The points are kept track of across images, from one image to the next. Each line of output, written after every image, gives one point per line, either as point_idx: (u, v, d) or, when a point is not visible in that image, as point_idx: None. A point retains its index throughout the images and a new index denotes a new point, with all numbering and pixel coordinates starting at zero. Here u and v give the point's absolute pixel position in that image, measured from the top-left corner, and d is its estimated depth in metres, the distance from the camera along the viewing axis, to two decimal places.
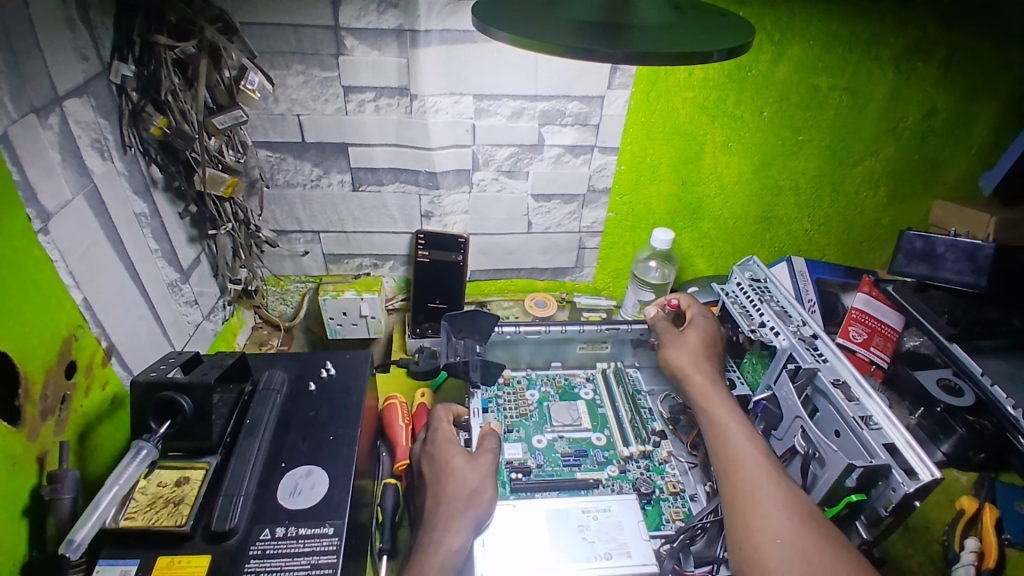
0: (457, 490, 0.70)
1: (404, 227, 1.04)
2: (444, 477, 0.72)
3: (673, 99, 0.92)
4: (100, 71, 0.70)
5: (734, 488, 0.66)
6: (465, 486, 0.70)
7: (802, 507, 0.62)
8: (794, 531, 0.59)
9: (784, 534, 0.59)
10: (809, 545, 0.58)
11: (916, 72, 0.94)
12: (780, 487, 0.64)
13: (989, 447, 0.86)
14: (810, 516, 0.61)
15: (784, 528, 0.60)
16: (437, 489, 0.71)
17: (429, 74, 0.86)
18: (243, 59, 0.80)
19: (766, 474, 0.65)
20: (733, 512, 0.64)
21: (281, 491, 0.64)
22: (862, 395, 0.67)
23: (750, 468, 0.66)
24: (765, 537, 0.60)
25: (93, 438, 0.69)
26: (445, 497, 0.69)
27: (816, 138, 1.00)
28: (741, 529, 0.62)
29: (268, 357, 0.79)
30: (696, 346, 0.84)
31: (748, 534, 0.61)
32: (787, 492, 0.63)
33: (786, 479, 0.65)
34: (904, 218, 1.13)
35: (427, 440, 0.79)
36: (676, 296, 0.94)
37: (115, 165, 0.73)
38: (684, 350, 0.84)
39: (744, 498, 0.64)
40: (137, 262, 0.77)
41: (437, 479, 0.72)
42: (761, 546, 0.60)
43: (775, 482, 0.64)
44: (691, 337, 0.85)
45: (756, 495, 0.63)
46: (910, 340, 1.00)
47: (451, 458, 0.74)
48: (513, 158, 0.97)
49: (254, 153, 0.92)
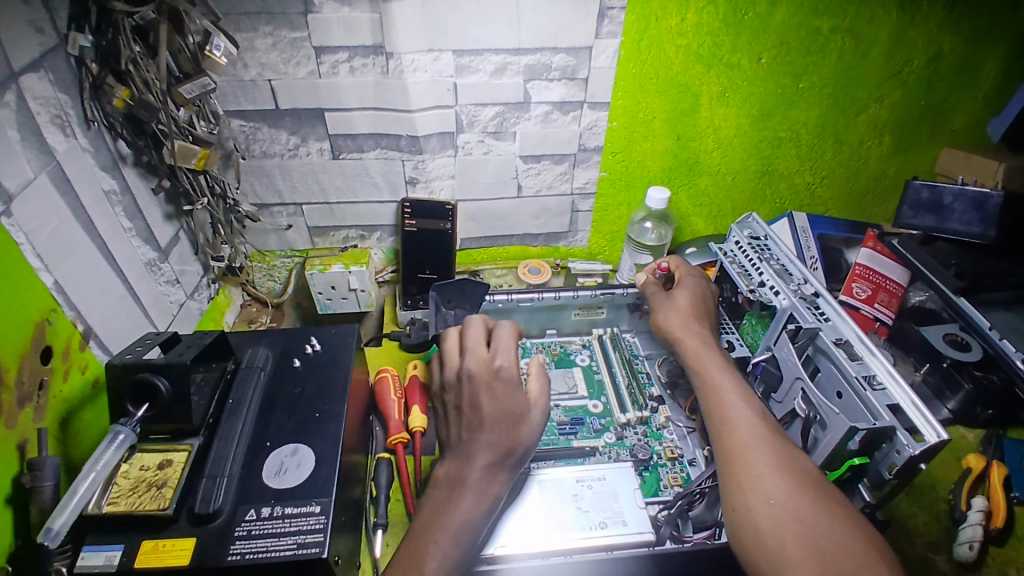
0: (501, 417, 0.62)
1: (390, 196, 1.00)
2: (497, 393, 0.64)
3: (666, 47, 0.86)
4: (58, 42, 0.65)
5: (727, 448, 0.64)
6: (514, 410, 0.63)
7: (796, 467, 0.60)
8: (787, 491, 0.58)
9: (777, 494, 0.58)
10: (803, 505, 0.56)
11: (923, 11, 0.88)
12: (774, 447, 0.62)
13: (997, 403, 0.83)
14: (804, 476, 0.59)
15: (777, 489, 0.58)
16: (475, 414, 0.63)
17: (404, 29, 0.80)
18: (206, 22, 0.76)
19: (759, 434, 0.63)
20: (726, 473, 0.62)
21: (267, 471, 0.62)
22: (866, 353, 0.65)
23: (743, 428, 0.64)
24: (757, 498, 0.58)
25: (75, 423, 0.68)
26: (489, 426, 0.62)
27: (817, 85, 0.95)
28: (734, 490, 0.60)
29: (251, 334, 0.77)
30: (687, 308, 0.81)
31: (740, 495, 0.59)
32: (780, 452, 0.61)
33: (780, 439, 0.63)
34: (910, 168, 1.08)
35: (466, 347, 0.68)
36: (665, 260, 0.91)
37: (79, 141, 0.69)
38: (675, 311, 0.81)
39: (736, 459, 0.62)
40: (110, 242, 0.74)
41: (477, 399, 0.63)
42: (754, 508, 0.58)
43: (768, 441, 0.62)
44: (682, 298, 0.82)
45: (749, 455, 0.61)
46: (916, 296, 0.98)
47: (496, 373, 0.65)
48: (498, 117, 0.92)
49: (227, 124, 0.87)
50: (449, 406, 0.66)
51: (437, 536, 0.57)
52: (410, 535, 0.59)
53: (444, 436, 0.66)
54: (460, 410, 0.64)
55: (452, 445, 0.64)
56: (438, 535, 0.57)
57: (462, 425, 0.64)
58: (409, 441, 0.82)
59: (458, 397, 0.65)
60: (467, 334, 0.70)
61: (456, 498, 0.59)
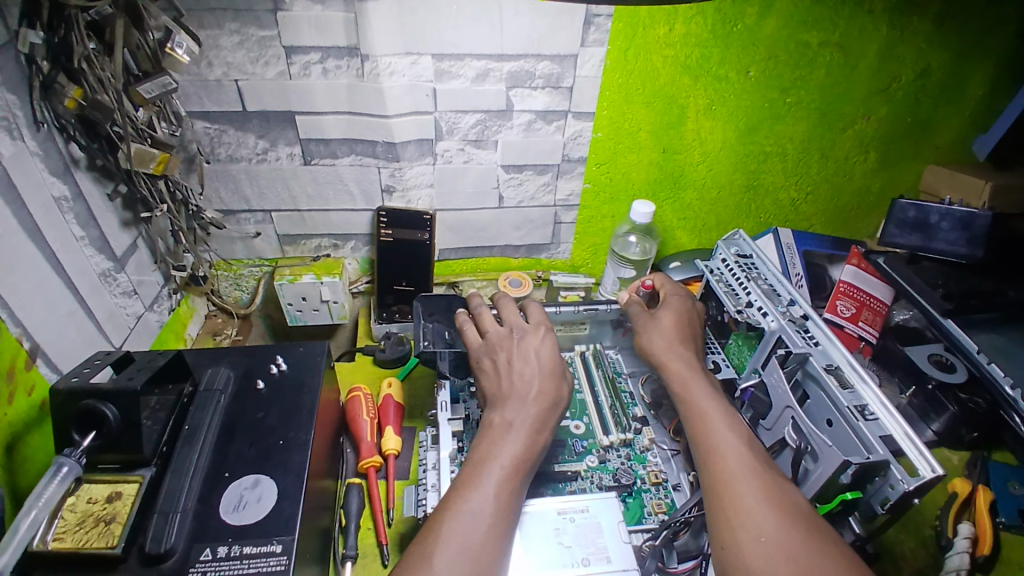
0: (549, 372, 0.71)
1: (364, 204, 0.96)
2: (539, 353, 0.73)
3: (653, 57, 0.84)
4: (6, 39, 0.60)
5: (715, 480, 0.61)
6: (557, 368, 0.72)
7: (787, 501, 0.57)
8: (779, 527, 0.55)
9: (769, 531, 0.55)
10: (796, 543, 0.53)
11: (911, 27, 0.87)
12: (763, 480, 0.59)
13: (981, 425, 0.83)
14: (795, 511, 0.56)
15: (769, 525, 0.55)
16: (526, 366, 0.71)
17: (380, 30, 0.76)
18: (167, 18, 0.71)
19: (749, 465, 0.61)
20: (714, 507, 0.59)
21: (225, 506, 0.57)
22: (857, 382, 0.63)
23: (732, 459, 0.61)
24: (748, 535, 0.55)
25: (21, 449, 0.62)
26: (539, 377, 0.70)
27: (804, 100, 0.93)
28: (723, 526, 0.57)
29: (211, 353, 0.72)
30: (672, 330, 0.78)
31: (729, 531, 0.56)
32: (770, 486, 0.58)
33: (769, 471, 0.60)
34: (894, 184, 1.07)
35: (508, 320, 0.78)
36: (651, 277, 0.89)
37: (27, 144, 0.63)
38: (659, 334, 0.78)
39: (725, 492, 0.59)
40: (60, 253, 0.68)
41: (528, 356, 0.72)
42: (745, 546, 0.54)
43: (757, 473, 0.60)
44: (666, 320, 0.79)
45: (739, 488, 0.59)
46: (900, 314, 0.96)
47: (540, 337, 0.75)
48: (479, 125, 0.88)
49: (190, 125, 0.82)
50: (493, 362, 0.73)
51: (497, 466, 0.62)
52: (465, 468, 0.63)
53: (486, 392, 0.71)
54: (510, 363, 0.72)
55: (497, 395, 0.70)
56: (494, 468, 0.61)
57: (512, 377, 0.70)
58: (382, 465, 0.79)
59: (507, 353, 0.73)
60: (504, 309, 0.80)
61: (511, 438, 0.64)
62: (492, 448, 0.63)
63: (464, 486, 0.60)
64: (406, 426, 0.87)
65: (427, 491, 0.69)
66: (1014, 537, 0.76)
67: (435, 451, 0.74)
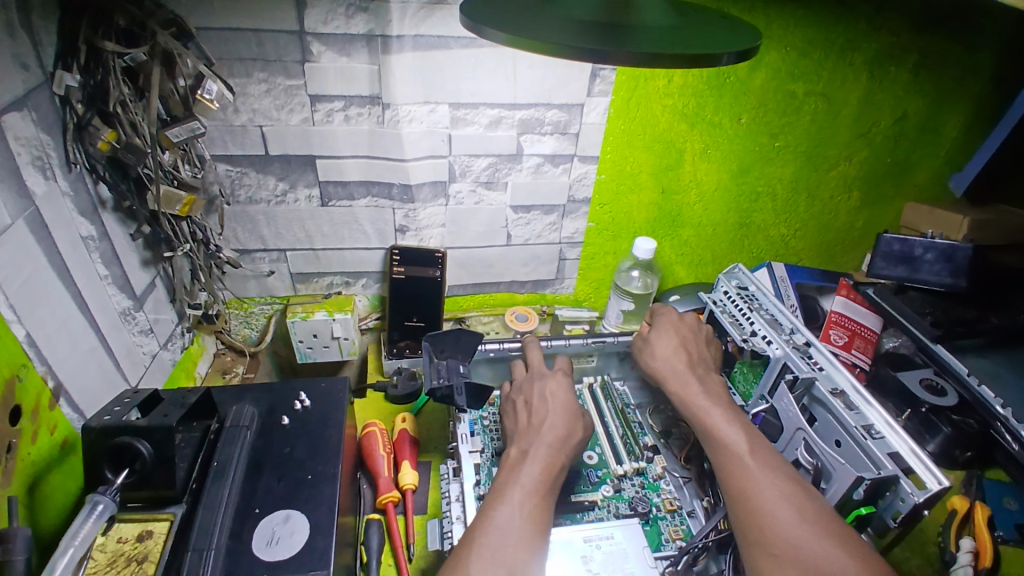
0: (564, 410, 0.72)
1: (378, 243, 0.99)
2: (557, 394, 0.75)
3: (653, 106, 0.90)
4: (43, 81, 0.62)
5: (749, 505, 0.61)
6: (572, 407, 0.74)
7: (822, 523, 0.58)
8: (816, 552, 0.56)
9: (806, 556, 0.56)
10: (833, 566, 0.55)
11: (891, 75, 0.96)
12: (796, 497, 0.60)
13: (974, 446, 0.87)
14: (828, 529, 0.58)
15: (807, 550, 0.56)
16: (544, 404, 0.73)
17: (402, 81, 0.81)
18: (201, 65, 0.73)
19: (782, 489, 0.61)
20: (751, 534, 0.60)
21: (258, 540, 0.58)
22: (862, 404, 0.67)
23: (764, 482, 0.62)
24: (787, 563, 0.57)
25: (42, 489, 0.62)
26: (556, 415, 0.71)
27: (792, 144, 1.00)
28: (761, 554, 0.58)
29: (234, 390, 0.72)
30: (673, 355, 0.81)
31: (769, 560, 0.58)
32: (803, 502, 0.60)
33: (802, 491, 0.61)
34: (877, 220, 1.15)
35: (533, 365, 0.82)
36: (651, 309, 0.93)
37: (59, 184, 0.65)
38: (661, 358, 0.81)
39: (762, 517, 0.60)
40: (85, 290, 0.69)
41: (546, 394, 0.74)
42: (783, 574, 0.56)
43: (791, 495, 0.61)
44: (664, 343, 0.83)
45: (771, 508, 0.60)
46: (889, 342, 1.02)
47: (558, 380, 0.77)
48: (491, 168, 0.93)
49: (212, 168, 0.85)
50: (515, 405, 0.75)
51: (519, 487, 0.63)
52: (488, 494, 0.64)
53: (507, 430, 0.73)
54: (530, 402, 0.74)
55: (518, 430, 0.71)
56: (517, 491, 0.63)
57: (530, 412, 0.73)
58: (400, 499, 0.79)
59: (527, 394, 0.76)
60: (531, 355, 0.84)
61: (527, 466, 0.65)
62: (510, 475, 0.65)
63: (489, 508, 0.62)
64: (421, 460, 0.87)
65: (451, 522, 0.71)
66: (1012, 550, 0.80)
67: (458, 483, 0.75)
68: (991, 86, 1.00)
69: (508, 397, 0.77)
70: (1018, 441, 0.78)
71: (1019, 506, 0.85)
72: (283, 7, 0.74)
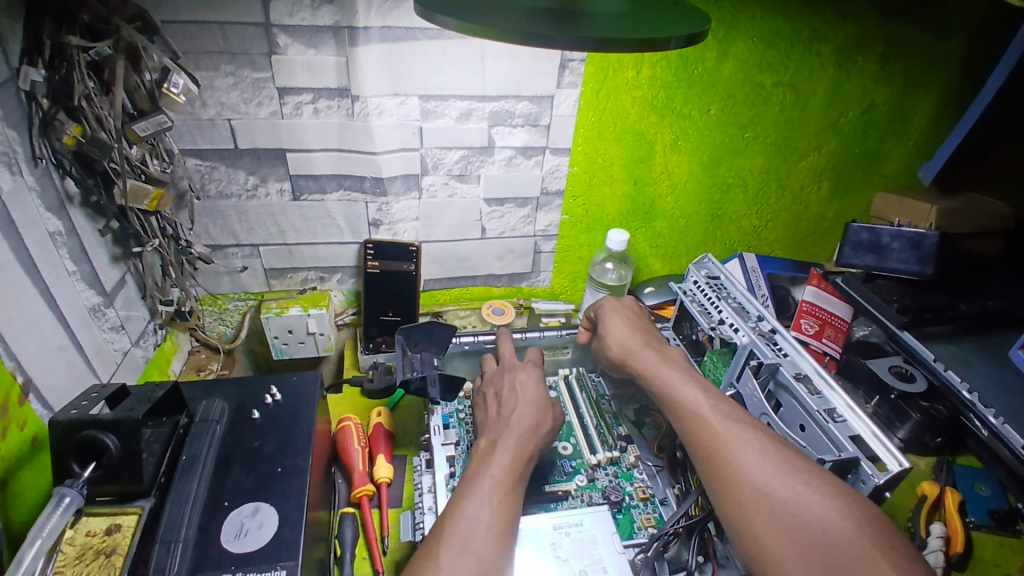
0: (534, 402, 0.73)
1: (351, 237, 0.98)
2: (525, 383, 0.75)
3: (623, 98, 0.91)
4: (8, 77, 0.61)
5: (715, 460, 0.62)
6: (543, 397, 0.74)
7: (787, 464, 0.59)
8: (783, 494, 0.57)
9: (774, 500, 0.57)
10: (801, 503, 0.56)
11: (857, 66, 0.97)
12: (760, 446, 0.61)
13: (944, 431, 0.89)
14: (795, 469, 0.59)
15: (774, 493, 0.57)
16: (514, 395, 0.74)
17: (370, 73, 0.81)
18: (166, 60, 0.73)
19: (747, 440, 0.62)
20: (719, 488, 0.61)
21: (226, 534, 0.58)
22: (824, 388, 0.68)
23: (727, 436, 0.63)
24: (756, 509, 0.58)
25: (12, 485, 0.61)
26: (526, 407, 0.72)
27: (761, 135, 1.02)
28: (731, 505, 0.59)
29: (204, 386, 0.72)
30: (630, 332, 0.81)
31: (739, 509, 0.59)
32: (768, 450, 0.61)
33: (765, 438, 0.63)
34: (847, 210, 1.16)
35: (503, 358, 0.82)
36: (586, 309, 0.91)
37: (26, 180, 0.64)
38: (614, 339, 0.81)
39: (727, 469, 0.61)
40: (53, 287, 0.69)
41: (515, 385, 0.75)
42: (754, 521, 0.57)
43: (754, 444, 0.62)
44: (617, 324, 0.83)
45: (736, 460, 0.61)
46: (860, 331, 1.04)
47: (528, 370, 0.78)
48: (463, 161, 0.93)
49: (181, 163, 0.84)
50: (486, 396, 0.76)
51: (488, 477, 0.64)
52: (459, 484, 0.65)
53: (480, 423, 0.74)
54: (499, 393, 0.75)
55: (488, 422, 0.72)
56: (487, 481, 0.63)
57: (500, 403, 0.73)
58: (374, 493, 0.79)
59: (497, 386, 0.76)
60: (503, 347, 0.85)
61: (497, 456, 0.66)
62: (481, 465, 0.65)
63: (461, 497, 0.62)
64: (397, 454, 0.87)
65: (423, 513, 0.72)
66: (984, 534, 0.82)
67: (430, 475, 0.75)
68: (957, 74, 1.02)
69: (480, 390, 0.78)
70: (987, 427, 0.82)
71: (990, 491, 0.86)
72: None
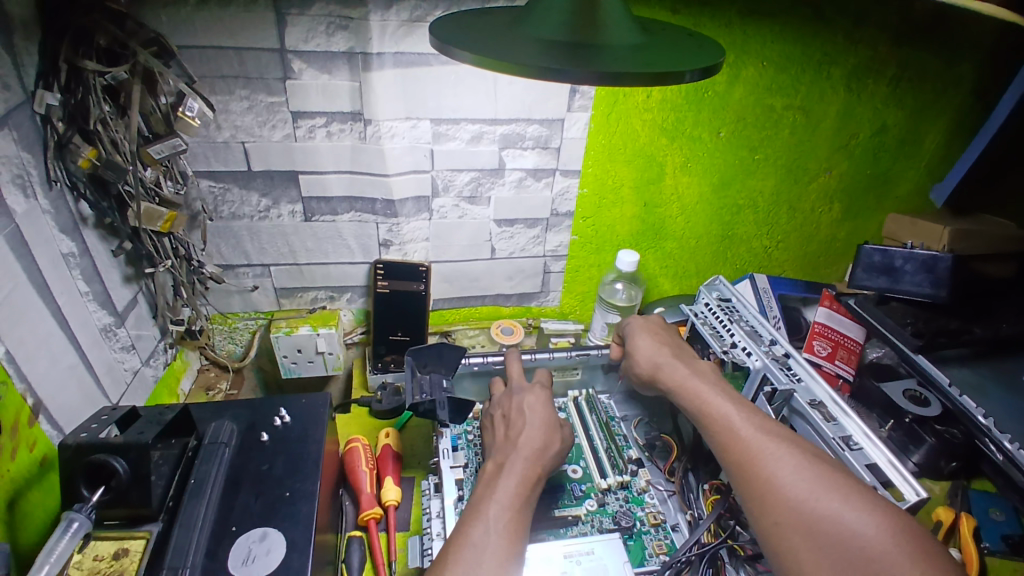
0: (542, 424, 0.72)
1: (362, 257, 0.99)
2: (536, 405, 0.75)
3: (633, 121, 0.91)
4: (24, 100, 0.63)
5: (748, 476, 0.61)
6: (551, 419, 0.73)
7: (823, 479, 0.57)
8: (819, 510, 0.55)
9: (810, 517, 0.55)
10: (838, 519, 0.54)
11: (868, 89, 0.97)
12: (794, 459, 0.60)
13: (959, 456, 0.87)
14: (830, 484, 0.57)
15: (809, 510, 0.56)
16: (522, 417, 0.73)
17: (383, 97, 0.82)
18: (181, 84, 0.74)
19: (781, 452, 0.61)
20: (753, 505, 0.60)
21: (233, 560, 0.57)
22: (840, 415, 0.67)
23: (760, 451, 0.62)
24: (790, 527, 0.56)
25: (21, 506, 0.61)
26: (535, 429, 0.71)
27: (772, 157, 1.01)
28: (765, 523, 0.58)
29: (214, 407, 0.72)
30: (657, 345, 0.81)
31: (773, 528, 0.57)
32: (803, 464, 0.59)
33: (801, 452, 0.61)
34: (859, 232, 1.16)
35: (513, 378, 0.82)
36: (618, 326, 0.90)
37: (40, 202, 0.65)
38: (642, 355, 0.81)
39: (761, 486, 0.59)
40: (65, 307, 0.69)
41: (523, 407, 0.74)
42: (789, 536, 0.56)
43: (788, 456, 0.60)
44: (644, 338, 0.83)
45: (769, 473, 0.60)
46: (873, 352, 1.03)
47: (536, 393, 0.77)
48: (473, 183, 0.94)
49: (195, 184, 0.85)
50: (494, 419, 0.76)
51: (495, 501, 0.63)
52: (464, 508, 0.64)
53: (487, 446, 0.73)
54: (507, 416, 0.74)
55: (495, 444, 0.71)
56: (493, 506, 0.62)
57: (508, 426, 0.73)
58: (383, 516, 0.79)
59: (505, 408, 0.76)
60: (511, 368, 0.84)
61: (503, 479, 0.65)
62: (486, 490, 0.64)
63: (467, 522, 0.61)
64: (404, 476, 0.87)
65: (432, 539, 0.71)
66: (999, 561, 0.81)
67: (439, 499, 0.75)
68: (969, 97, 1.02)
69: (488, 412, 0.78)
70: (1002, 451, 0.79)
71: (1004, 516, 0.84)
72: (265, 25, 0.75)
